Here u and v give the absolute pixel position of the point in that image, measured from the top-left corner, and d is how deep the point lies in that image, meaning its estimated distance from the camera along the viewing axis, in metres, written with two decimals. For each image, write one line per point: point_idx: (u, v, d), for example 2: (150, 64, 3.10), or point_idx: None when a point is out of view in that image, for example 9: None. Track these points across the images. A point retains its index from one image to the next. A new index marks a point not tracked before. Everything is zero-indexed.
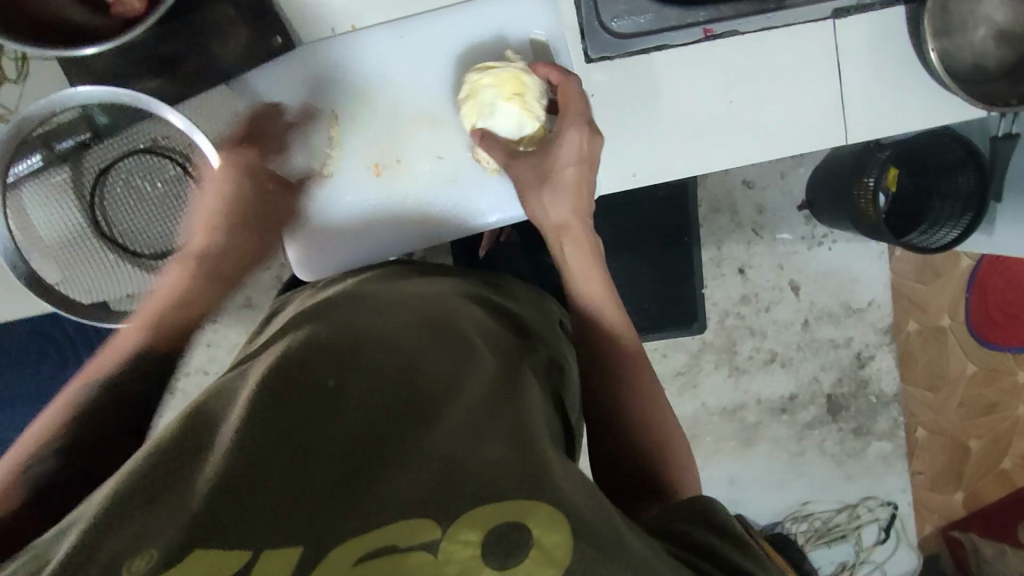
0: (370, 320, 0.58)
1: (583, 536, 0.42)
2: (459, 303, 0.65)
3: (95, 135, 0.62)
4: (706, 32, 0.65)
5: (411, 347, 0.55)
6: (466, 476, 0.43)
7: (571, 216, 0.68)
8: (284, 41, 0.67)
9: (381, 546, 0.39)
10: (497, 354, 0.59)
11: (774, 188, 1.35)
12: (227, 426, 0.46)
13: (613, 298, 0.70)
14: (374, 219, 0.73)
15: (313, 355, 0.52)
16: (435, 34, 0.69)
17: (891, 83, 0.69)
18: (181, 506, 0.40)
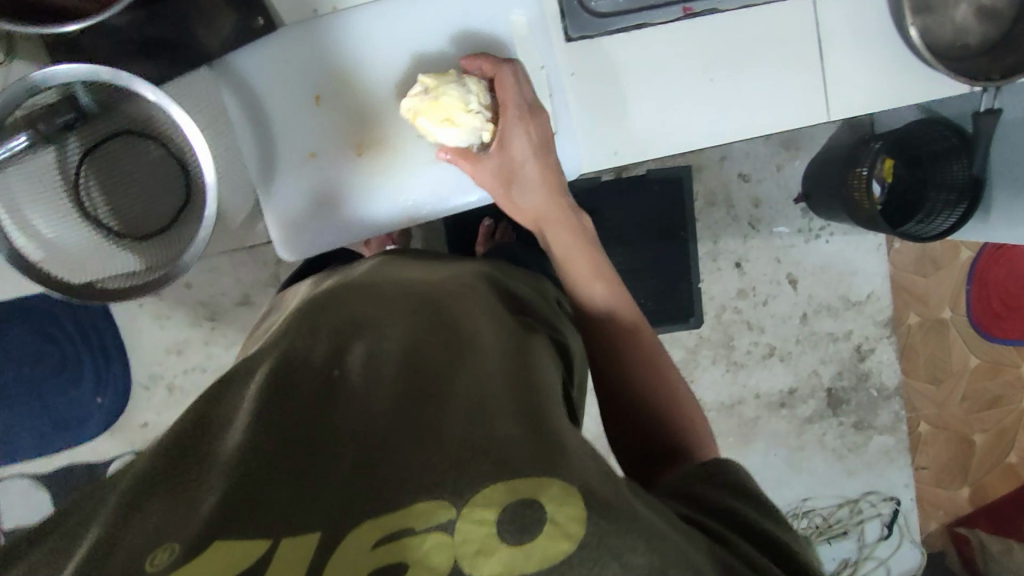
0: (373, 306, 0.57)
1: (597, 508, 0.41)
2: (463, 286, 0.64)
3: (79, 116, 0.61)
4: (685, 10, 0.67)
5: (415, 334, 0.54)
6: (482, 455, 0.42)
7: (546, 202, 0.69)
8: (265, 22, 0.67)
9: (397, 529, 0.39)
10: (508, 333, 0.58)
11: (770, 180, 1.34)
12: (237, 418, 0.46)
13: (607, 268, 0.70)
14: (355, 199, 0.73)
15: (318, 348, 0.51)
16: (417, 15, 0.69)
17: (874, 60, 0.69)
18: (195, 499, 0.40)
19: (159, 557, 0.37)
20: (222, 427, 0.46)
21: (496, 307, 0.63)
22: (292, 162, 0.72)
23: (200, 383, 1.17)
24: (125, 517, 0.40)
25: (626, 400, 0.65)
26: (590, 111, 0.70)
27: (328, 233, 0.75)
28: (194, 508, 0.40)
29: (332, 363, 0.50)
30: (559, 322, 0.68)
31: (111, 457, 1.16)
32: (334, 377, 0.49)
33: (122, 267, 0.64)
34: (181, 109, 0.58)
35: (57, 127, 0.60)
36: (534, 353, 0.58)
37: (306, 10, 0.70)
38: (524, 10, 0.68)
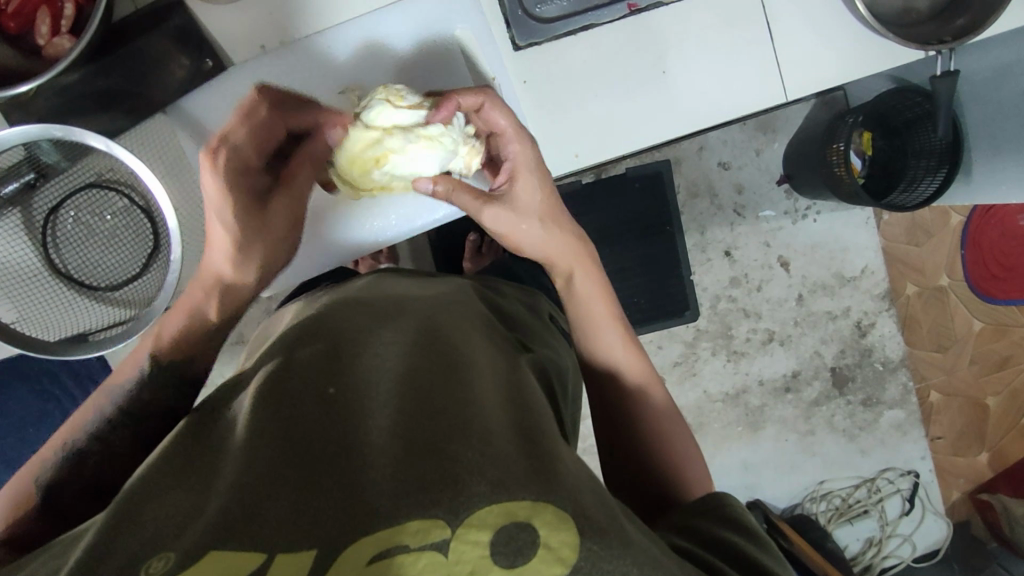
0: (365, 323, 0.56)
1: (591, 534, 0.39)
2: (454, 305, 0.63)
3: (41, 176, 0.62)
4: (631, 6, 0.66)
5: (408, 350, 0.51)
6: (479, 472, 0.39)
7: (556, 244, 0.66)
8: (214, 63, 0.66)
9: (389, 546, 0.36)
10: (501, 352, 0.57)
11: (751, 166, 1.34)
12: (235, 436, 0.45)
13: (609, 299, 0.68)
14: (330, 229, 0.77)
15: (311, 365, 0.50)
16: (364, 37, 0.69)
17: (823, 36, 0.69)
18: (187, 525, 0.39)
19: (153, 565, 0.37)
20: (216, 449, 0.45)
21: (489, 328, 0.61)
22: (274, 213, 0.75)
23: None
24: (116, 530, 0.40)
25: (622, 427, 0.64)
26: (549, 113, 0.69)
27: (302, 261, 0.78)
28: (193, 521, 0.39)
29: (326, 381, 0.48)
30: (552, 347, 0.69)
31: None
32: (327, 395, 0.46)
33: (95, 322, 0.65)
34: (130, 154, 0.58)
35: (16, 190, 0.62)
36: (528, 374, 0.55)
37: (253, 48, 0.69)
38: (468, 22, 0.69)
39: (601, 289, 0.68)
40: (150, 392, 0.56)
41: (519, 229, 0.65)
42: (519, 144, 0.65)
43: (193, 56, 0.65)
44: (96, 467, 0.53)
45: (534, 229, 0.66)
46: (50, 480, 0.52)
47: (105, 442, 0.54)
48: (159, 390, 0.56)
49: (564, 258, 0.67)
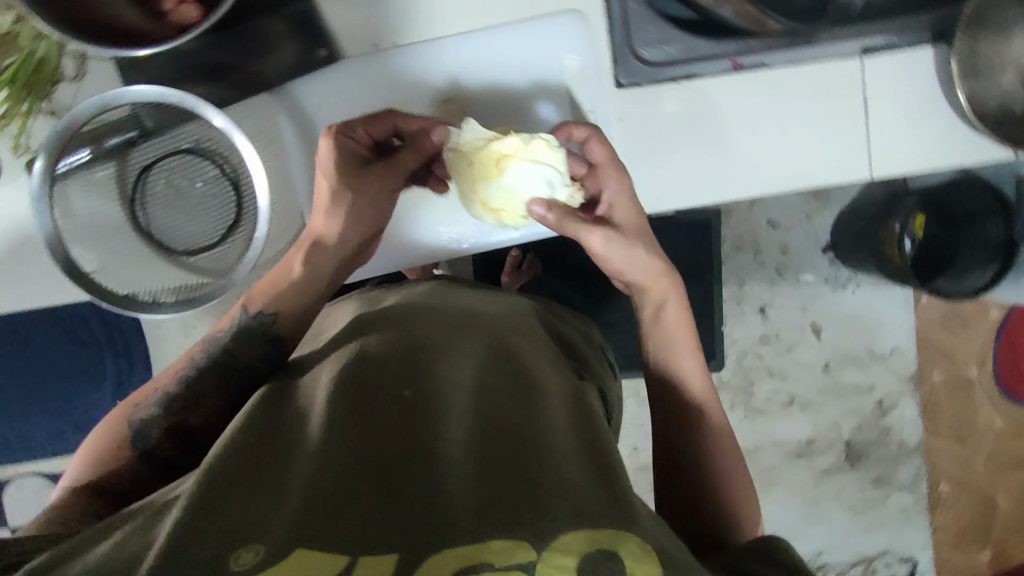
0: (436, 329, 0.57)
1: (668, 567, 0.40)
2: (520, 324, 0.63)
3: (143, 133, 0.61)
4: (735, 64, 0.65)
5: (483, 363, 0.52)
6: (559, 499, 0.41)
7: (652, 275, 0.66)
8: (328, 53, 0.65)
9: (478, 562, 0.37)
10: (566, 377, 0.58)
11: (799, 229, 1.34)
12: (312, 428, 0.45)
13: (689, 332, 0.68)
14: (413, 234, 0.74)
15: (385, 364, 0.50)
16: (474, 50, 0.66)
17: (921, 123, 0.68)
18: (271, 514, 0.39)
19: (242, 557, 0.37)
20: (291, 441, 0.45)
21: (551, 351, 0.62)
22: None
23: None
24: (200, 510, 0.39)
25: (684, 456, 0.65)
26: (641, 157, 0.67)
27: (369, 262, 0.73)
28: (276, 509, 0.39)
29: (404, 383, 0.49)
30: (603, 375, 0.70)
31: None
32: (406, 397, 0.47)
33: (169, 285, 0.63)
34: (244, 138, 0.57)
35: (118, 144, 0.60)
36: (592, 402, 0.56)
37: (367, 44, 0.65)
38: (579, 55, 0.67)
39: (685, 320, 0.68)
40: (241, 348, 0.59)
41: (620, 251, 0.64)
42: (611, 174, 0.64)
43: (305, 44, 0.64)
44: (181, 413, 0.57)
45: (636, 254, 0.65)
46: (144, 420, 0.58)
47: (194, 393, 0.57)
48: (251, 347, 0.59)
49: (653, 285, 0.66)
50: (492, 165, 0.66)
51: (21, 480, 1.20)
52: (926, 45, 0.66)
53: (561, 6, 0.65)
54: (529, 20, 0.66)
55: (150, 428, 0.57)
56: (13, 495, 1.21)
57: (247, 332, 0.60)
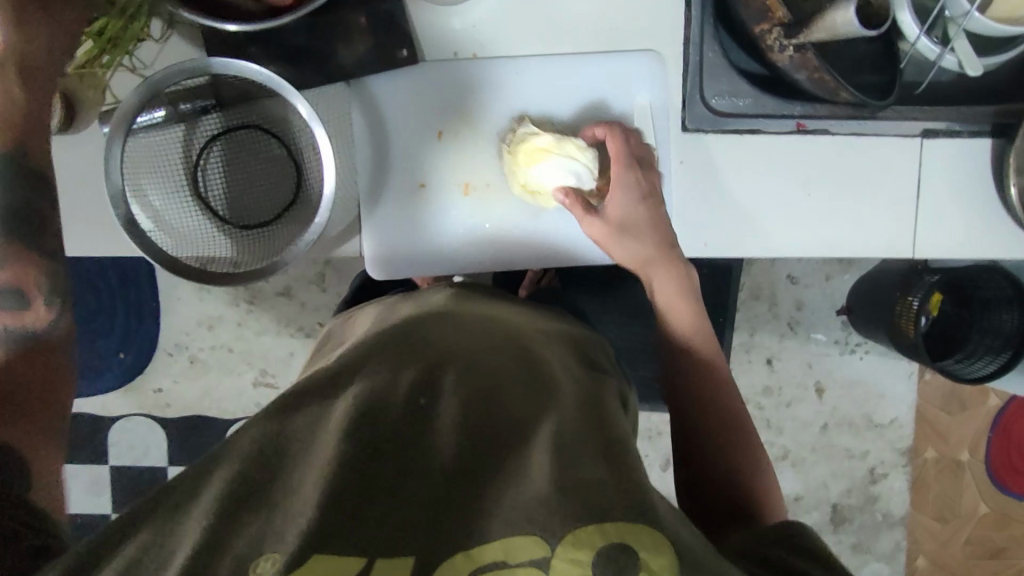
0: (459, 330, 0.56)
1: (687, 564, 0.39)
2: (541, 333, 0.62)
3: (217, 103, 0.62)
4: (799, 126, 0.68)
5: (499, 367, 0.51)
6: (573, 495, 0.39)
7: (653, 255, 0.66)
8: (409, 55, 0.63)
9: (494, 560, 0.39)
10: (585, 378, 0.56)
11: (817, 288, 1.35)
12: (327, 429, 0.44)
13: (693, 314, 0.67)
14: (466, 247, 0.68)
15: (403, 369, 0.49)
16: (552, 74, 0.66)
17: (969, 212, 0.69)
18: (286, 521, 0.38)
19: (262, 565, 0.37)
20: (304, 444, 0.44)
21: (572, 355, 0.60)
22: (409, 198, 0.67)
23: (236, 373, 1.21)
24: (231, 519, 0.39)
25: (700, 443, 0.64)
26: (692, 201, 0.69)
27: (406, 245, 0.68)
28: (292, 515, 0.39)
29: (419, 387, 0.47)
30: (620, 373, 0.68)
31: (118, 415, 1.21)
32: (421, 403, 0.46)
33: (219, 254, 0.63)
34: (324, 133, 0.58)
35: (192, 109, 0.61)
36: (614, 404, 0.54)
37: (446, 51, 0.65)
38: (650, 95, 0.67)
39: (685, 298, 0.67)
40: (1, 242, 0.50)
41: (619, 235, 0.66)
42: (622, 167, 0.65)
43: (391, 44, 0.63)
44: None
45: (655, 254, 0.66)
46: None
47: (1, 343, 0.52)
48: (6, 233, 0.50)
49: (664, 266, 0.66)
50: (525, 156, 0.64)
51: None
52: (985, 137, 0.68)
53: (641, 45, 0.66)
54: (609, 54, 0.66)
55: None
56: None
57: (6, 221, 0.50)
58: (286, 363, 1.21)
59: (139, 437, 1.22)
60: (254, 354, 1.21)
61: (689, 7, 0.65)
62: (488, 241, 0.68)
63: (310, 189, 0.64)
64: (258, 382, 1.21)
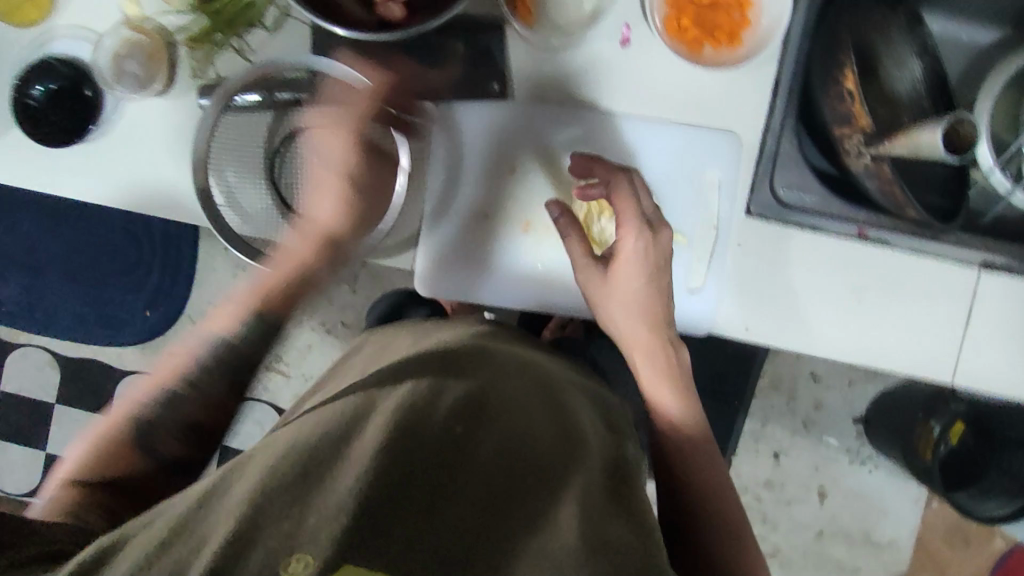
0: (497, 364, 0.56)
1: None
2: (568, 381, 0.62)
3: (310, 98, 0.64)
4: (860, 232, 0.67)
5: (531, 412, 0.52)
6: (599, 556, 0.40)
7: (646, 330, 0.63)
8: (498, 89, 0.66)
9: None
10: (608, 435, 0.56)
11: (838, 392, 1.33)
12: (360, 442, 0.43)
13: (680, 392, 0.65)
14: (513, 280, 0.69)
15: (441, 394, 0.49)
16: (631, 133, 0.67)
17: (1012, 349, 0.69)
18: (314, 529, 0.37)
19: (293, 565, 0.36)
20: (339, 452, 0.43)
21: (595, 410, 0.61)
22: (470, 222, 0.68)
23: None
24: (258, 514, 0.37)
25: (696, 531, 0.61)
26: (741, 284, 0.68)
27: (457, 268, 0.69)
28: (324, 521, 0.38)
29: (455, 416, 0.47)
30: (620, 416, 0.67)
31: (129, 369, 1.23)
32: (455, 433, 0.46)
33: (278, 239, 0.65)
34: None
35: (285, 99, 0.63)
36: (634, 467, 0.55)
37: (534, 93, 0.67)
38: (721, 170, 0.67)
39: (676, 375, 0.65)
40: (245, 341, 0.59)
41: (617, 305, 0.63)
42: (627, 228, 0.61)
43: (486, 77, 0.66)
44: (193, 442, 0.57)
45: (640, 324, 0.63)
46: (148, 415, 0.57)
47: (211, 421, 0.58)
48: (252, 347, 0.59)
49: (650, 344, 0.63)
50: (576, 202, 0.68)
51: (30, 349, 1.23)
52: None
53: (721, 123, 0.67)
54: (692, 123, 0.67)
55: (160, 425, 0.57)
56: (15, 364, 1.23)
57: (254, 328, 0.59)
58: (302, 354, 1.23)
59: None
60: (274, 339, 1.23)
61: (774, 99, 0.66)
62: (535, 281, 0.69)
63: (376, 196, 0.66)
64: (271, 367, 1.23)
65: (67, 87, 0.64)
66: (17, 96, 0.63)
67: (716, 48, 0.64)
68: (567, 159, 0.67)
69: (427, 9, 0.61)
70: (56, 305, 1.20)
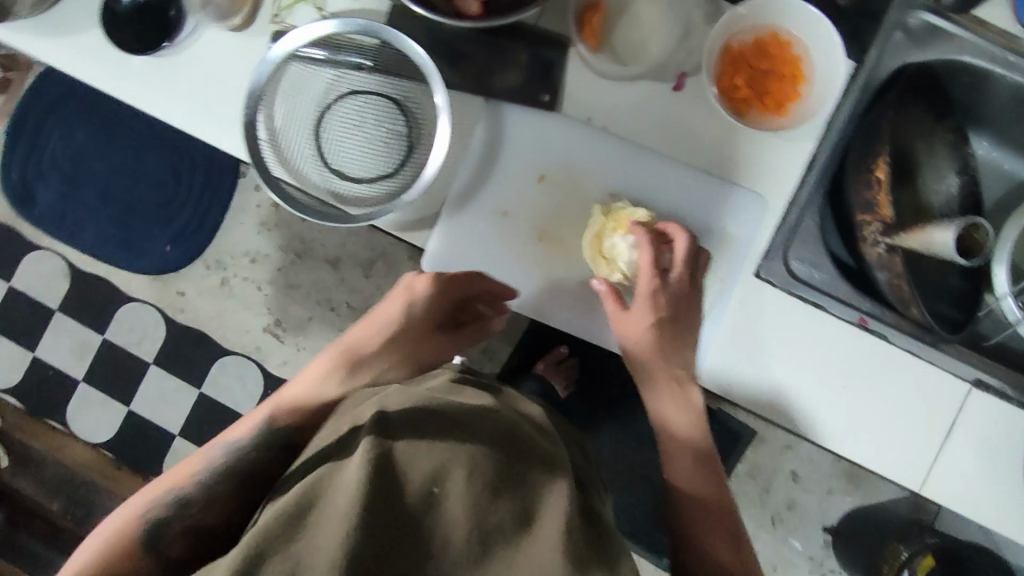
0: (467, 409, 0.49)
1: None
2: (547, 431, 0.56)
3: (373, 66, 0.66)
4: (862, 320, 0.68)
5: (505, 446, 0.46)
6: None
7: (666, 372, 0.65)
8: (548, 100, 0.67)
9: None
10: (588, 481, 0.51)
11: (815, 497, 1.26)
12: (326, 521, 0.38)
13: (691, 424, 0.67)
14: (514, 281, 0.69)
15: (410, 454, 0.42)
16: (663, 173, 0.68)
17: (988, 473, 0.68)
18: None
19: None
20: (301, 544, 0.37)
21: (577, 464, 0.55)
22: (488, 216, 0.68)
23: (253, 309, 1.25)
24: None
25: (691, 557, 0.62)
26: (735, 342, 0.69)
27: (465, 255, 0.68)
28: None
29: (427, 475, 0.41)
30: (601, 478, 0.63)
31: (136, 296, 1.26)
32: (430, 498, 0.40)
33: (304, 185, 0.67)
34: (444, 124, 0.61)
35: (349, 62, 0.66)
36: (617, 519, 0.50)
37: (579, 113, 0.68)
38: (740, 227, 0.68)
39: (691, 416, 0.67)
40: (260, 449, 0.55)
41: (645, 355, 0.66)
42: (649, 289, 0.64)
43: (539, 88, 0.67)
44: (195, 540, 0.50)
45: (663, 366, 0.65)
46: (152, 522, 0.52)
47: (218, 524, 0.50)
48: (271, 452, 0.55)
49: (665, 388, 0.66)
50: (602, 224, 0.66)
51: (48, 254, 1.26)
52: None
53: (748, 182, 0.68)
54: (724, 177, 0.68)
55: (161, 527, 0.51)
56: (31, 264, 1.27)
57: (273, 436, 0.56)
58: (301, 325, 1.24)
59: (141, 327, 1.26)
60: (276, 301, 1.24)
61: (808, 174, 0.68)
62: (536, 293, 0.69)
63: (405, 170, 0.67)
64: (267, 329, 1.24)
65: (154, 3, 0.67)
66: (107, 1, 0.67)
67: (762, 112, 0.66)
68: (596, 183, 0.68)
69: (503, 11, 0.65)
70: (84, 218, 1.24)
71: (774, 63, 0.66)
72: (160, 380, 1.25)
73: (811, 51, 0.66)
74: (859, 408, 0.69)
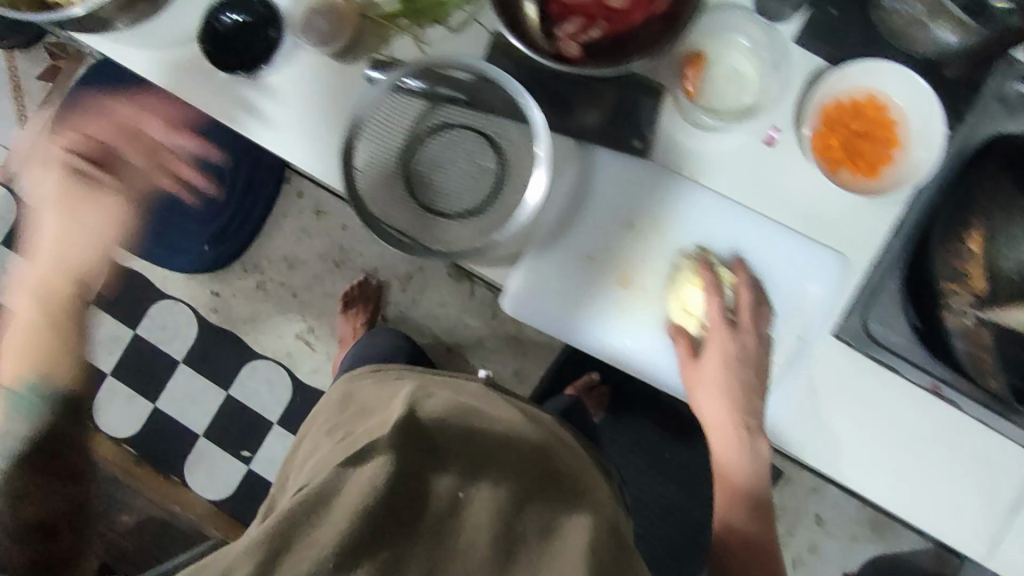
0: (490, 427, 0.59)
1: None
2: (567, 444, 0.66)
3: (467, 102, 0.66)
4: (935, 387, 0.68)
5: (517, 462, 0.56)
6: None
7: (723, 417, 0.68)
8: (639, 147, 0.67)
9: None
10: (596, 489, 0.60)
11: (837, 542, 1.26)
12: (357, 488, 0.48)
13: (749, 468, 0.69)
14: (593, 324, 0.68)
15: (437, 452, 0.53)
16: (748, 228, 0.67)
17: None
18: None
19: None
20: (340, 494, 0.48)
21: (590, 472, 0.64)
22: (572, 260, 0.68)
23: (288, 315, 1.24)
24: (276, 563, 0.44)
25: None
26: (808, 401, 0.69)
27: (547, 297, 0.68)
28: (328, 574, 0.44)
29: (449, 477, 0.52)
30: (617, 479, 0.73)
31: (170, 293, 1.25)
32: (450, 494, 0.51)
33: (395, 219, 0.65)
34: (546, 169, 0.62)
35: (444, 95, 0.66)
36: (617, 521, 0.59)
37: (669, 162, 0.68)
38: (822, 288, 0.67)
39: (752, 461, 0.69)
40: None
41: (703, 397, 0.68)
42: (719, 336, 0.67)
43: (631, 133, 0.67)
44: None
45: (718, 411, 0.68)
46: None
47: None
48: None
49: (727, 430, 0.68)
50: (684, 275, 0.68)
51: None
52: None
53: (832, 241, 0.68)
54: (810, 236, 0.68)
55: None
56: None
57: None
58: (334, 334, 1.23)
59: (173, 325, 1.25)
60: (311, 308, 1.24)
61: (891, 239, 0.68)
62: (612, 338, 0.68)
63: (495, 207, 0.66)
64: (300, 335, 1.24)
65: (254, 22, 0.66)
66: (209, 20, 0.66)
67: (854, 173, 0.66)
68: (682, 233, 0.68)
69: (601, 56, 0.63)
70: None
71: (868, 126, 0.66)
72: (189, 379, 1.25)
73: (907, 116, 0.66)
74: (930, 479, 0.68)
